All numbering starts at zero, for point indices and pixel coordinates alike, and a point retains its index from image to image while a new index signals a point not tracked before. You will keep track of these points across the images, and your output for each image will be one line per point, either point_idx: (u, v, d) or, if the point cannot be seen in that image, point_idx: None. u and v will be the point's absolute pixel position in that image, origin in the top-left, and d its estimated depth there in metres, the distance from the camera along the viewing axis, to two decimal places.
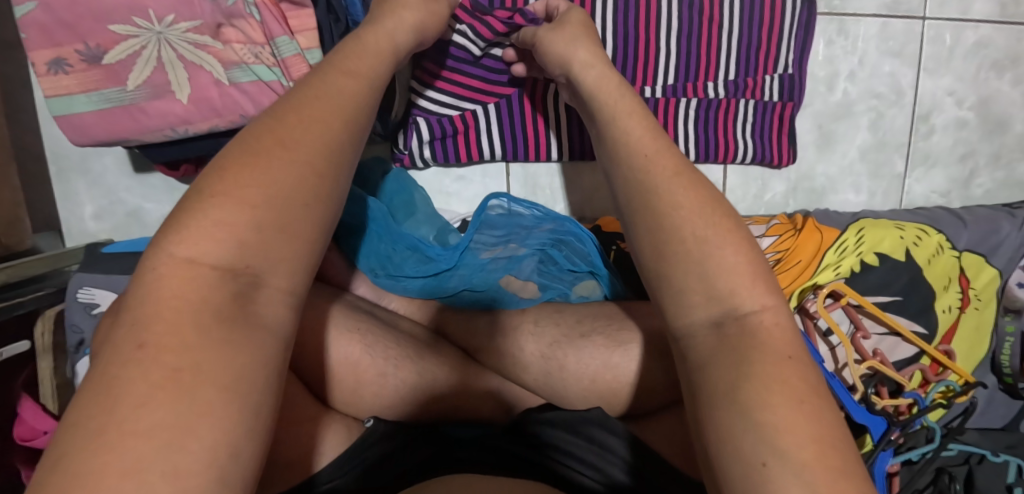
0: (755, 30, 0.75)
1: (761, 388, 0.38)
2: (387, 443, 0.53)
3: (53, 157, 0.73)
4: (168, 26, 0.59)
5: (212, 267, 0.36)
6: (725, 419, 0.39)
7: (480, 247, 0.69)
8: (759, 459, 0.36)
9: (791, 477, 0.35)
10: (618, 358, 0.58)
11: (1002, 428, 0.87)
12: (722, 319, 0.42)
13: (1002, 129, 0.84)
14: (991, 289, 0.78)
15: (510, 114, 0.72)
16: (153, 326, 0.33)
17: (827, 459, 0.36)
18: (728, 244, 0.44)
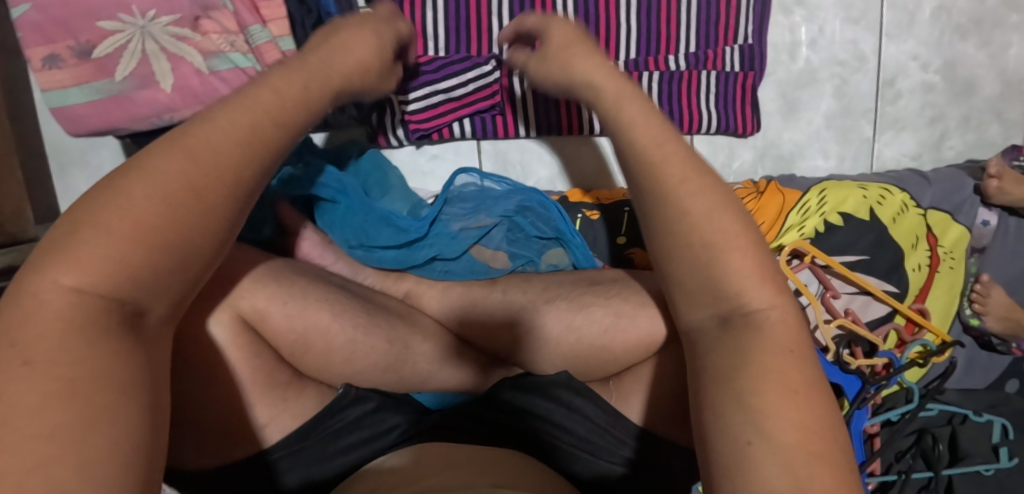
0: (713, 4, 0.77)
1: (756, 378, 0.37)
2: (360, 407, 0.57)
3: (54, 153, 0.79)
4: (151, 21, 0.64)
5: (99, 294, 0.33)
6: (725, 413, 0.37)
7: (451, 219, 0.73)
8: (744, 438, 0.35)
9: (771, 461, 0.34)
10: (580, 320, 0.61)
11: (985, 388, 0.88)
12: (728, 315, 0.41)
13: (970, 92, 0.86)
14: (961, 245, 0.79)
15: (479, 100, 0.76)
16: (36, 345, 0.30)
17: (810, 445, 0.35)
18: (737, 242, 0.42)
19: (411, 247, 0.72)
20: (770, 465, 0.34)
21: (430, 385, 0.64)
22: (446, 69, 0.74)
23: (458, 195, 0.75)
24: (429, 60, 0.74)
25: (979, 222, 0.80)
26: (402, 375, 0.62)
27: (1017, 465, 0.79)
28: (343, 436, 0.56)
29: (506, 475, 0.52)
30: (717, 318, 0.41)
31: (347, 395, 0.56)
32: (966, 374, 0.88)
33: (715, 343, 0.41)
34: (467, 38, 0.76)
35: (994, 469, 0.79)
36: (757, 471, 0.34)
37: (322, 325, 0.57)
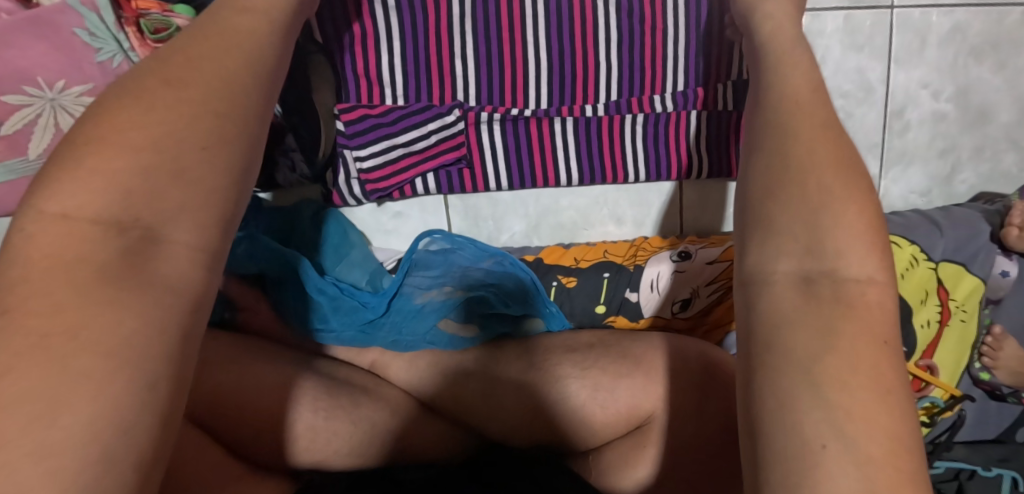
0: (704, 36, 0.67)
1: (840, 370, 0.30)
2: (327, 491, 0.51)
3: None
4: (61, 92, 0.57)
5: (90, 224, 0.28)
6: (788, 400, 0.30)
7: (413, 291, 0.66)
8: (817, 439, 0.29)
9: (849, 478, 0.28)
10: (554, 394, 0.59)
11: (996, 439, 0.81)
12: (812, 275, 0.32)
13: (985, 120, 0.78)
14: (974, 298, 0.73)
15: (443, 152, 0.68)
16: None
17: (898, 464, 0.28)
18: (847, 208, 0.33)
19: (370, 324, 0.65)
20: (845, 480, 0.28)
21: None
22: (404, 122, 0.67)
23: (423, 260, 0.68)
24: (384, 111, 0.66)
25: (998, 273, 0.73)
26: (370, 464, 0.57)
27: None
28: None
29: None
30: (798, 279, 0.32)
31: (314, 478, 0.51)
32: (976, 425, 0.81)
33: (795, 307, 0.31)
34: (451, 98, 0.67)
35: None
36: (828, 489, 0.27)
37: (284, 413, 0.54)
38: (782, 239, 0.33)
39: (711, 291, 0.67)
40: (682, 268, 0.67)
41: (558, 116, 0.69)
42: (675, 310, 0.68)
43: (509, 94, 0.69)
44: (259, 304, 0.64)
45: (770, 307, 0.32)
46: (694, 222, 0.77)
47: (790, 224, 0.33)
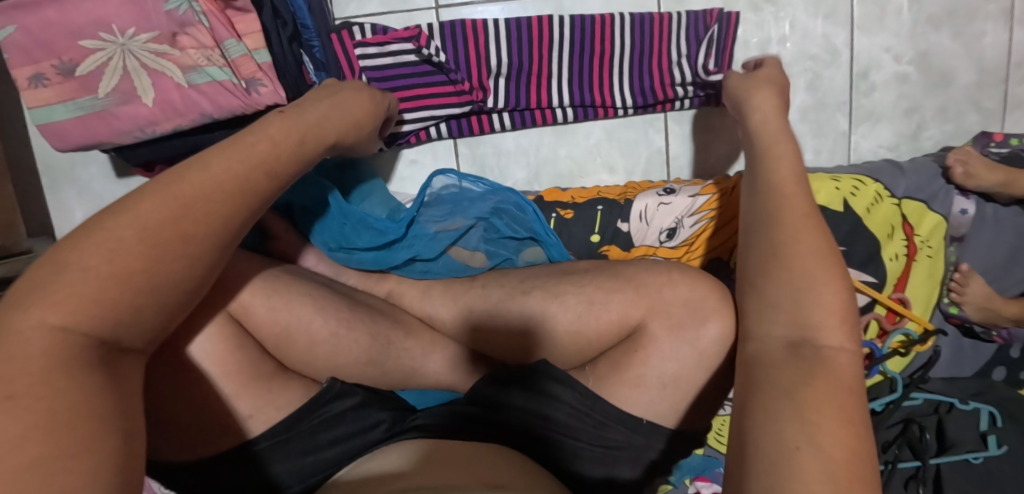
0: None
1: (808, 405, 0.38)
2: (345, 401, 0.61)
3: (46, 169, 0.81)
4: (130, 38, 0.66)
5: (85, 335, 0.36)
6: (769, 403, 0.39)
7: (429, 222, 0.76)
8: (793, 443, 0.37)
9: (818, 464, 0.36)
10: (554, 309, 0.65)
11: (972, 376, 0.88)
12: (798, 342, 0.42)
13: (946, 82, 0.85)
14: (938, 234, 0.79)
15: (455, 95, 0.75)
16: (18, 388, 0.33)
17: (855, 466, 0.36)
18: (826, 283, 0.43)
19: (389, 248, 0.74)
20: (813, 470, 0.35)
21: (412, 385, 0.69)
22: (419, 69, 0.74)
23: (435, 197, 0.77)
24: (402, 62, 0.74)
25: (958, 211, 0.80)
26: (385, 369, 0.67)
27: (1005, 452, 0.80)
28: (325, 430, 0.59)
29: (488, 473, 0.54)
30: (787, 345, 0.42)
31: (333, 386, 0.60)
32: (956, 363, 0.89)
33: (782, 365, 0.41)
34: (463, 43, 0.75)
35: (983, 457, 0.80)
36: (800, 470, 0.35)
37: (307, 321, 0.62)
38: (775, 315, 0.44)
39: (693, 223, 0.75)
40: (666, 202, 0.75)
41: (556, 57, 0.76)
42: (662, 239, 0.75)
43: (512, 40, 0.75)
44: (285, 232, 0.72)
45: (765, 363, 0.42)
46: (678, 172, 0.85)
47: (785, 301, 0.44)
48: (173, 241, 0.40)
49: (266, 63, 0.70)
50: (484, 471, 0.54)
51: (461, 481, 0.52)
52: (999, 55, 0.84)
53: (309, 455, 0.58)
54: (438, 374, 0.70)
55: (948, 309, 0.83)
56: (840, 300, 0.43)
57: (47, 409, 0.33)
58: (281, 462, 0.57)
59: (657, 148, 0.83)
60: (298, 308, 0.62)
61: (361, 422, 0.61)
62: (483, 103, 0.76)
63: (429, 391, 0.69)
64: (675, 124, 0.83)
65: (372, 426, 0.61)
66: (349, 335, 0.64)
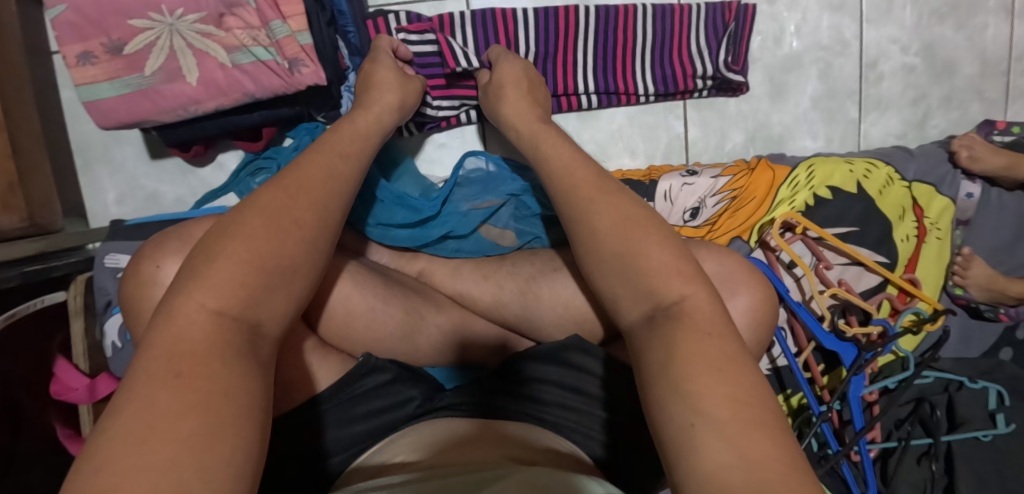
0: None
1: (687, 363, 0.42)
2: (379, 376, 0.63)
3: (80, 150, 0.83)
4: (178, 19, 0.69)
5: (215, 314, 0.41)
6: (663, 395, 0.42)
7: (460, 200, 0.78)
8: (687, 421, 0.40)
9: (711, 433, 0.39)
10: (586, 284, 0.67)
11: (979, 356, 0.92)
12: (653, 311, 0.46)
13: (950, 72, 0.89)
14: (947, 216, 0.83)
15: None
16: (172, 361, 0.38)
17: (742, 415, 0.40)
18: (655, 245, 0.48)
19: (423, 225, 0.77)
20: (715, 447, 0.38)
21: (444, 359, 0.71)
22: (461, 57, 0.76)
23: (466, 177, 0.80)
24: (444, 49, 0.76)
25: (964, 195, 0.84)
26: (418, 346, 0.69)
27: (1013, 430, 0.83)
28: (364, 403, 0.62)
29: (512, 448, 0.58)
30: (644, 315, 0.46)
31: (368, 362, 0.62)
32: (963, 342, 0.92)
33: (644, 334, 0.46)
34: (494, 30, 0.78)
35: (992, 434, 0.83)
36: (699, 448, 0.39)
37: (344, 294, 0.65)
38: (621, 292, 0.48)
39: (714, 204, 0.80)
40: (690, 182, 0.80)
41: (582, 42, 0.79)
42: (686, 219, 0.79)
43: (546, 29, 0.78)
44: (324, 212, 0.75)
45: (639, 342, 0.46)
46: (696, 156, 0.88)
47: (624, 283, 0.48)
48: (278, 227, 0.45)
49: (308, 45, 0.72)
50: (507, 448, 0.58)
51: (487, 456, 0.55)
52: (999, 48, 0.89)
53: (351, 428, 0.61)
54: (469, 349, 0.72)
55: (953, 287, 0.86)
56: (669, 257, 0.47)
57: (166, 362, 0.38)
58: (330, 429, 0.60)
59: (676, 134, 0.87)
60: (332, 285, 0.65)
61: (393, 396, 0.64)
62: None
63: (458, 369, 0.71)
64: (693, 110, 0.86)
65: (405, 401, 0.64)
66: (386, 309, 0.67)
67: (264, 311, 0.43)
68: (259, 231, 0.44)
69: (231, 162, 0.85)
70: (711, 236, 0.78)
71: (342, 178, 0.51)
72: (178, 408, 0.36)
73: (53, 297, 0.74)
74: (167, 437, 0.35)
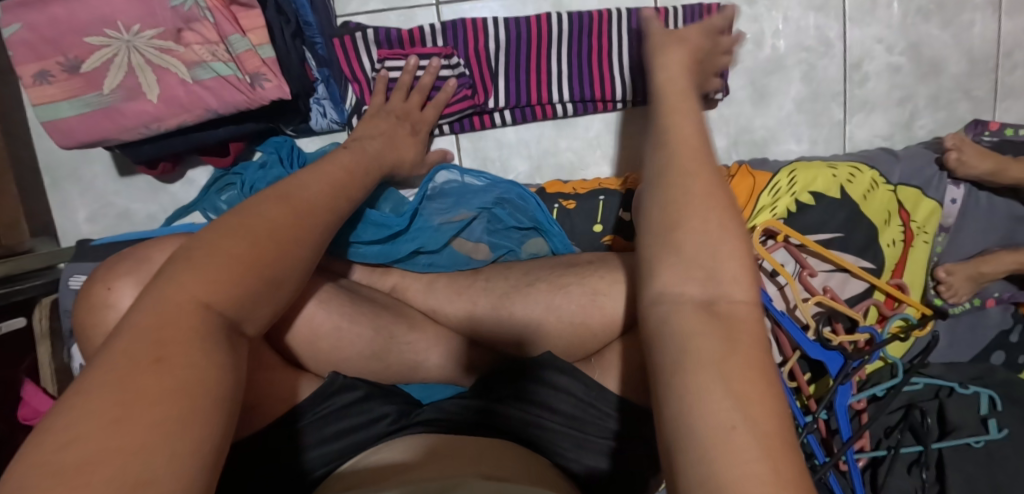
0: None
1: (741, 365, 0.34)
2: (347, 394, 0.62)
3: (48, 169, 0.82)
4: (135, 35, 0.67)
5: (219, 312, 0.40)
6: (700, 388, 0.33)
7: (432, 214, 0.76)
8: (728, 423, 0.32)
9: (755, 452, 0.31)
10: (559, 299, 0.67)
11: (971, 360, 0.89)
12: (711, 299, 0.37)
13: (937, 71, 0.85)
14: (934, 219, 0.80)
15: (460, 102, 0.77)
16: (167, 346, 0.36)
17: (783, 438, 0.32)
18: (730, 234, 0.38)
19: (394, 242, 0.75)
20: (752, 459, 0.31)
21: (417, 377, 0.70)
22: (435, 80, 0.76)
23: (439, 190, 0.78)
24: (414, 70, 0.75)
25: (949, 201, 0.81)
26: (389, 365, 0.68)
27: (1006, 436, 0.81)
28: (333, 422, 0.61)
29: (491, 467, 0.53)
30: (699, 302, 0.37)
31: (334, 380, 0.62)
32: (952, 347, 0.90)
33: (693, 319, 0.36)
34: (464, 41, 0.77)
35: (984, 440, 0.81)
36: (741, 463, 0.31)
37: (310, 315, 0.64)
38: (685, 265, 0.38)
39: None
40: None
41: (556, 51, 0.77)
42: None
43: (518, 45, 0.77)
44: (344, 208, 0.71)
45: (677, 323, 0.36)
46: None
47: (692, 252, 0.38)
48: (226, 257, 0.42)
49: (270, 59, 0.70)
50: (490, 464, 0.54)
51: (461, 473, 0.51)
52: (988, 46, 0.85)
53: (325, 447, 0.59)
54: (442, 367, 0.70)
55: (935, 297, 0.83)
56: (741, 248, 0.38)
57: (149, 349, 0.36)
58: (313, 447, 0.59)
59: None
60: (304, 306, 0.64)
61: (363, 413, 0.62)
62: (484, 103, 0.78)
63: (434, 385, 0.70)
64: None
65: (379, 418, 0.62)
66: (353, 328, 0.66)
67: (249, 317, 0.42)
68: (205, 257, 0.42)
69: (201, 178, 0.83)
70: None
71: (295, 204, 0.50)
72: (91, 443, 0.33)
73: (11, 324, 0.72)
74: None
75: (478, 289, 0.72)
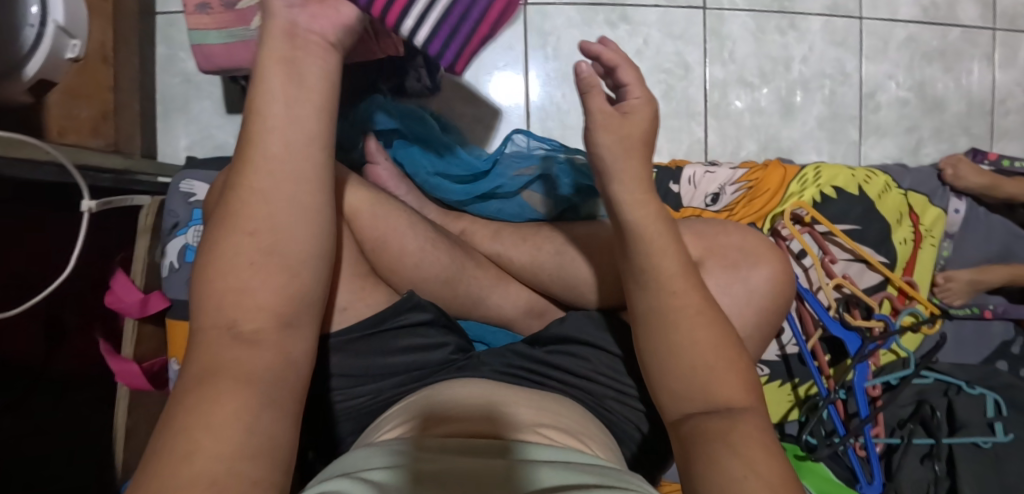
0: None
1: (730, 451, 0.45)
2: (417, 314, 0.68)
3: (163, 99, 0.93)
4: None
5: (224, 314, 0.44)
6: (715, 459, 0.45)
7: (508, 169, 0.87)
8: (741, 475, 0.44)
9: (752, 477, 0.43)
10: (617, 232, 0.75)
11: (979, 363, 0.95)
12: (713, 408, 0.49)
13: (940, 108, 0.99)
14: (939, 225, 0.91)
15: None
16: (200, 353, 0.43)
17: (771, 451, 0.46)
18: (689, 296, 0.52)
19: (473, 183, 0.87)
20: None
21: (481, 307, 0.79)
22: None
23: (515, 152, 0.88)
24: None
25: (951, 210, 0.92)
26: (457, 291, 0.75)
27: (1011, 440, 0.87)
28: (400, 338, 0.67)
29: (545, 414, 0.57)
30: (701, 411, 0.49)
31: (410, 298, 0.67)
32: (959, 350, 0.96)
33: (706, 429, 0.48)
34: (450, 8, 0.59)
35: (992, 442, 0.87)
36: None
37: (399, 233, 0.70)
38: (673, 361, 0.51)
39: (732, 192, 0.89)
40: (711, 171, 0.90)
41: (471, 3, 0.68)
42: (707, 203, 0.89)
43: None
44: (407, 193, 0.84)
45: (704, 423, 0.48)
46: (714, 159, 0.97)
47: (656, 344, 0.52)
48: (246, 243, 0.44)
49: None
50: (494, 419, 0.53)
51: (508, 433, 0.51)
52: (984, 92, 1.00)
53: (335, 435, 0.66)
54: (501, 307, 0.80)
55: (933, 297, 0.92)
56: (709, 337, 0.51)
57: (202, 349, 0.43)
58: (366, 355, 0.67)
59: (697, 138, 0.96)
60: (393, 221, 0.70)
61: (429, 344, 0.68)
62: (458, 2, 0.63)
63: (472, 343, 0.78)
64: (714, 120, 0.97)
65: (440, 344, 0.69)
66: (433, 251, 0.72)
67: (250, 296, 0.44)
68: None
69: None
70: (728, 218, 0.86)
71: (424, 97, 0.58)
72: (191, 410, 0.40)
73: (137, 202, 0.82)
74: (172, 442, 0.39)
75: (542, 232, 0.80)
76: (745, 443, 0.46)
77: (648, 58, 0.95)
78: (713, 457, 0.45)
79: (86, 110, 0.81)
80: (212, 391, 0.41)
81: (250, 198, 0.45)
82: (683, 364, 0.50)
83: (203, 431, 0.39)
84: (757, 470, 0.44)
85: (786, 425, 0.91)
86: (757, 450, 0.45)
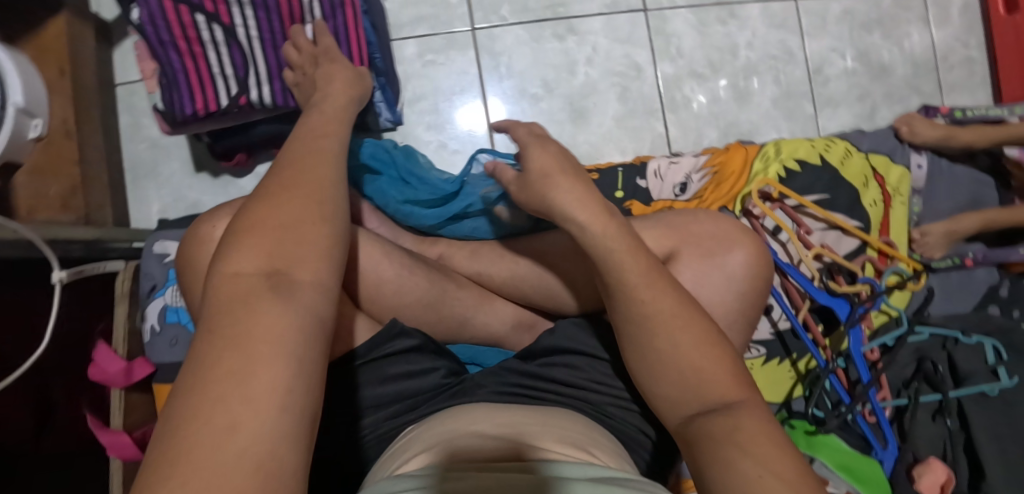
0: None
1: (733, 447, 0.43)
2: (404, 341, 0.65)
3: (130, 166, 0.94)
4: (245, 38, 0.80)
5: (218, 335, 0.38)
6: (718, 452, 0.44)
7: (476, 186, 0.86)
8: (753, 473, 0.41)
9: (755, 466, 0.42)
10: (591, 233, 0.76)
11: (972, 311, 0.95)
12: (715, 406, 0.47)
13: (886, 72, 1.02)
14: (905, 183, 0.93)
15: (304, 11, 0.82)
16: (195, 381, 0.36)
17: (772, 435, 0.44)
18: (653, 290, 0.51)
19: (445, 206, 0.86)
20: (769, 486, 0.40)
21: (469, 330, 0.78)
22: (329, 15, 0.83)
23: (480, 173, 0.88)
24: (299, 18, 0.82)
25: (914, 165, 0.94)
26: (442, 314, 0.75)
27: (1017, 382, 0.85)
28: (392, 369, 0.65)
29: (563, 430, 0.54)
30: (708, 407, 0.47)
31: (396, 324, 0.65)
32: (950, 300, 0.96)
33: (709, 425, 0.46)
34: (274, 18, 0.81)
35: (999, 388, 0.85)
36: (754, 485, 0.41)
37: (375, 266, 0.69)
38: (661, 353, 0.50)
39: (699, 179, 0.91)
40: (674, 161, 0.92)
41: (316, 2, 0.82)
42: (677, 193, 0.90)
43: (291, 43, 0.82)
44: (379, 226, 0.86)
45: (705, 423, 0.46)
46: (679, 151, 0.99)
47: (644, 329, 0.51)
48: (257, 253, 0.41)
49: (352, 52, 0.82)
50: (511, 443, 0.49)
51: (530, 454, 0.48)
52: (926, 52, 1.03)
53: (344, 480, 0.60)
54: (488, 326, 0.79)
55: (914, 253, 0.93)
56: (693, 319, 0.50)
57: (196, 376, 0.36)
58: (364, 390, 0.64)
59: (658, 133, 0.99)
60: (368, 254, 0.70)
61: (426, 372, 0.66)
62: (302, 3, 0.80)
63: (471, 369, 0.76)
64: (672, 115, 0.99)
65: (430, 370, 0.66)
66: (413, 278, 0.71)
67: (257, 316, 0.38)
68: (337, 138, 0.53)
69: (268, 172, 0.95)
70: (700, 205, 0.88)
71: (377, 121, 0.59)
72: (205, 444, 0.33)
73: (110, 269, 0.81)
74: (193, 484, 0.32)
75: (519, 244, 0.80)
76: (749, 439, 0.44)
77: (599, 64, 0.98)
78: (715, 451, 0.44)
79: (55, 187, 0.82)
80: (226, 419, 0.34)
81: (262, 214, 0.43)
82: (678, 358, 0.49)
83: (228, 472, 0.32)
84: (768, 466, 0.42)
85: (792, 402, 0.90)
86: (758, 437, 0.44)
